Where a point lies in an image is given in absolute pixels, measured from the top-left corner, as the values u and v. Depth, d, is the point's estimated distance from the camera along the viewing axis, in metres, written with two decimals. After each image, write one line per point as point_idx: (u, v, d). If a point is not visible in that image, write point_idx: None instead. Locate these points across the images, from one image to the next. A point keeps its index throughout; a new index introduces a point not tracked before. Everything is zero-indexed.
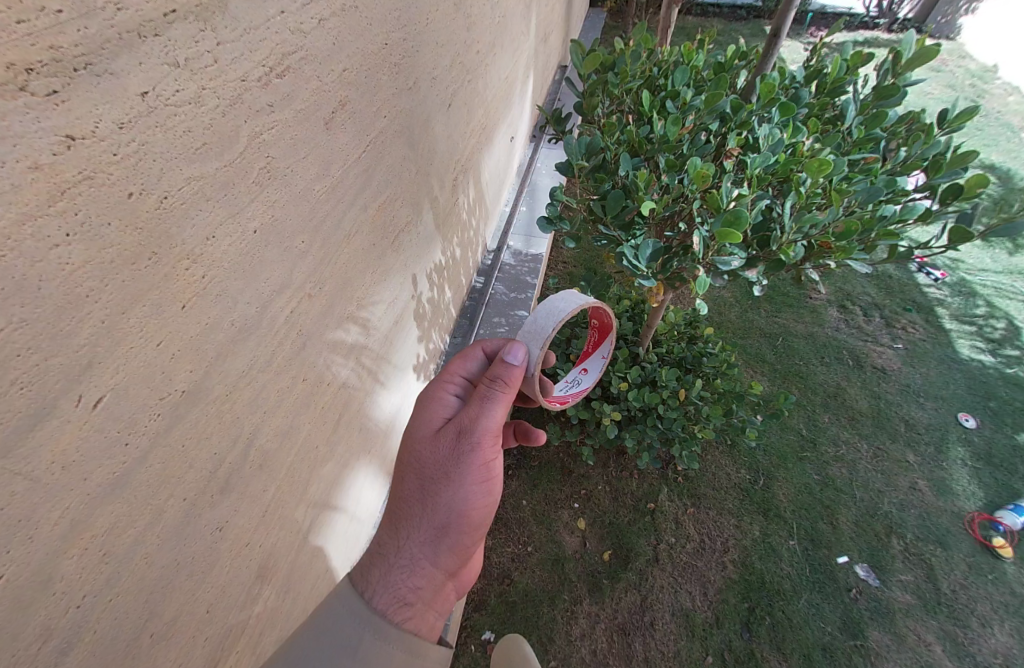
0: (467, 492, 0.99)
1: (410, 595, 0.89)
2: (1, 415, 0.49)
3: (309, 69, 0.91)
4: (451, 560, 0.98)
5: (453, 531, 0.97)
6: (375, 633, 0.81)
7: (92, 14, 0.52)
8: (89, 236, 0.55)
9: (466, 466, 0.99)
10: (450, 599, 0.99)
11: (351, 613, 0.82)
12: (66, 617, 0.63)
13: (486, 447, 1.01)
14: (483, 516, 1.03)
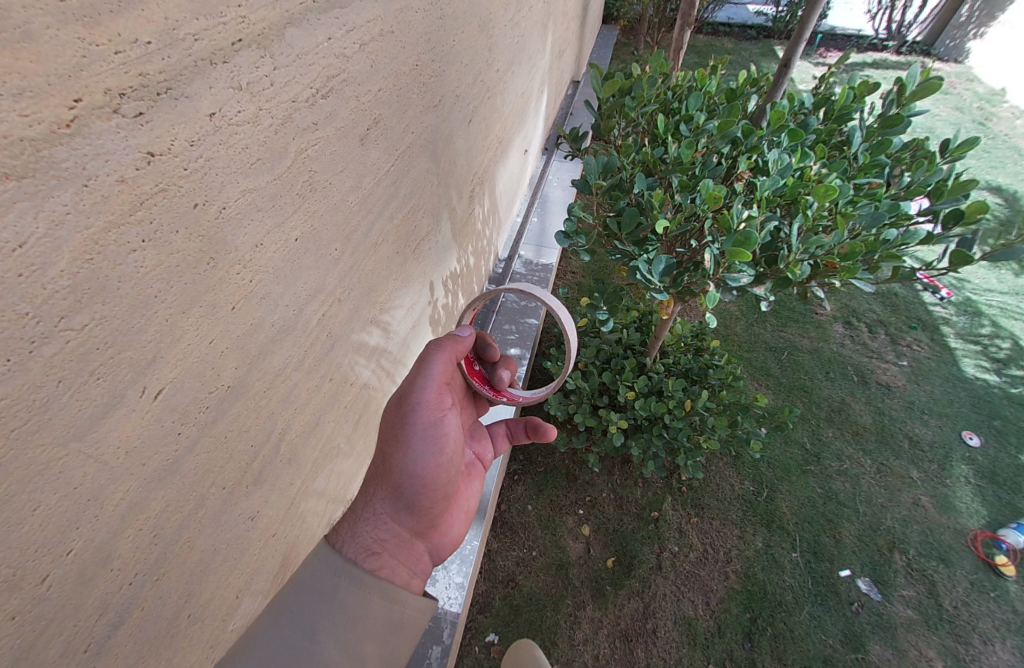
0: (413, 452, 1.12)
1: (375, 546, 1.02)
2: (78, 402, 0.53)
3: (349, 90, 0.92)
4: (408, 517, 1.11)
5: (405, 489, 1.11)
6: (351, 581, 0.93)
7: (174, 44, 0.55)
8: (159, 241, 0.58)
9: (410, 429, 1.12)
10: (422, 556, 1.12)
11: (328, 567, 0.93)
12: (119, 593, 0.66)
13: (426, 408, 1.14)
14: (435, 475, 1.15)
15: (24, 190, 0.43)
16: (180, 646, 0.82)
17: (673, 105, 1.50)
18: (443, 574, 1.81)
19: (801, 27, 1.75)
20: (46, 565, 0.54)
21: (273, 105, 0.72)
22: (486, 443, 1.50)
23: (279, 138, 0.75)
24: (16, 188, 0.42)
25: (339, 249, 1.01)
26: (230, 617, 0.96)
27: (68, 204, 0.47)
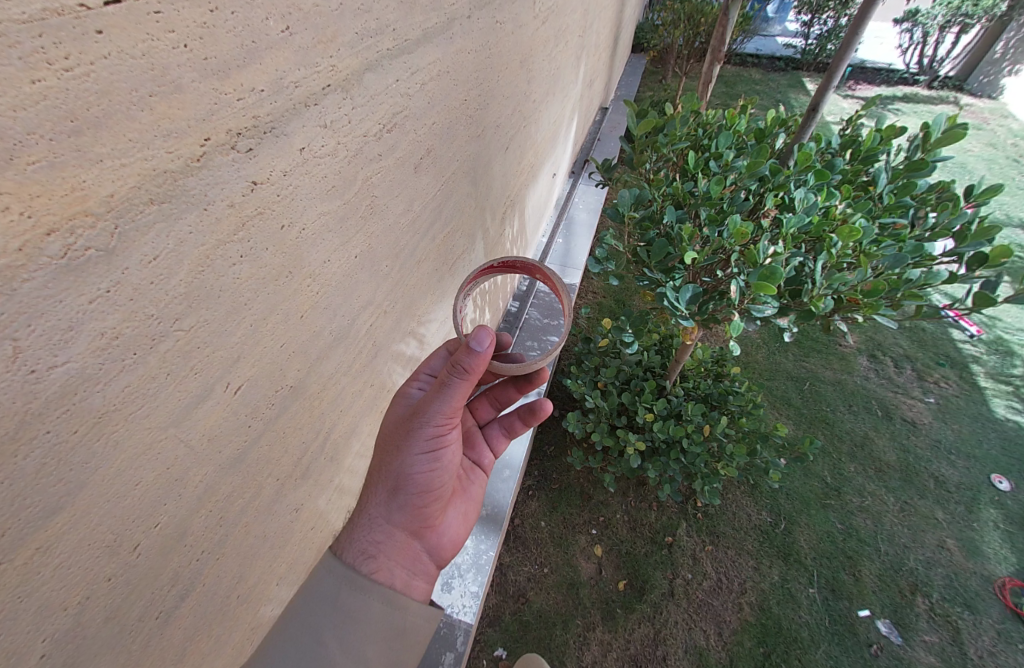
0: (416, 462, 1.05)
1: (371, 549, 1.01)
2: (180, 394, 0.62)
3: (408, 124, 1.02)
4: (409, 519, 1.08)
5: (405, 494, 1.06)
6: (352, 584, 0.96)
7: (280, 91, 0.64)
8: (253, 258, 0.67)
9: (415, 440, 1.04)
10: (420, 557, 1.09)
11: (329, 571, 0.96)
12: (188, 568, 0.74)
13: (438, 426, 1.03)
14: (439, 482, 1.09)
15: (163, 212, 0.52)
16: (226, 623, 0.89)
17: (703, 141, 1.58)
18: (457, 583, 1.84)
19: (831, 70, 1.82)
20: (137, 535, 0.63)
21: (349, 139, 0.82)
22: (484, 444, 1.47)
23: (350, 168, 0.84)
24: (156, 212, 0.52)
25: (388, 266, 1.10)
26: (268, 603, 1.04)
27: (192, 226, 0.56)
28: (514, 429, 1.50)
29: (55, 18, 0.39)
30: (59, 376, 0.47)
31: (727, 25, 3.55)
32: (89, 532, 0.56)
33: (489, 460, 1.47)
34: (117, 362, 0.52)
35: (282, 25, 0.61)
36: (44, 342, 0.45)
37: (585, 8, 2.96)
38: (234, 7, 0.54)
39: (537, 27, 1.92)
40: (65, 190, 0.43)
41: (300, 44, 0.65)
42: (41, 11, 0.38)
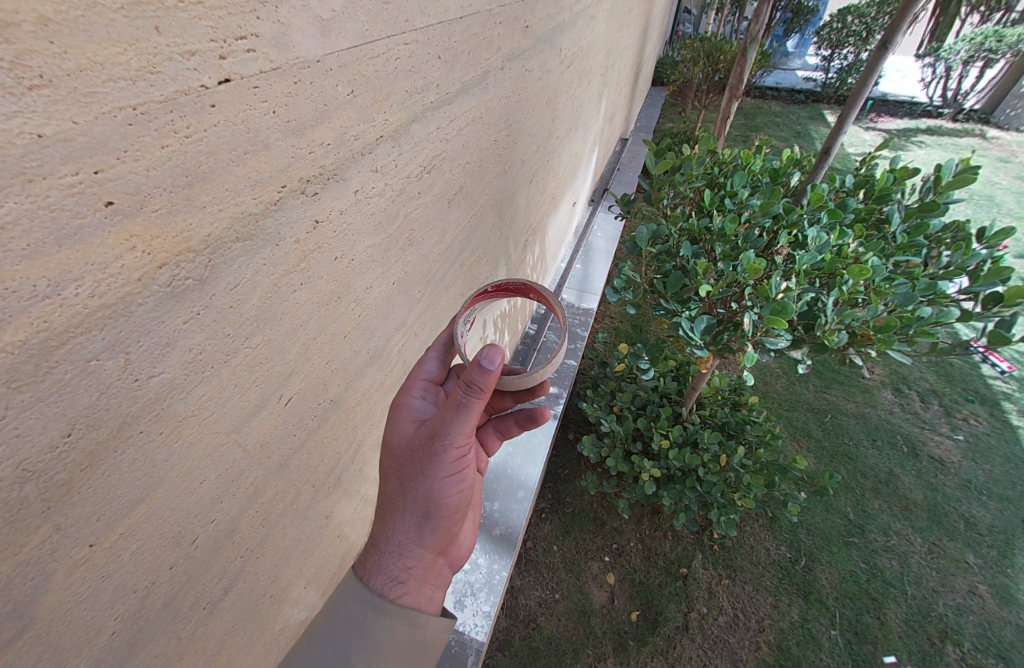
0: (442, 484, 0.96)
1: (402, 574, 0.95)
2: (243, 404, 0.70)
3: (443, 164, 1.14)
4: (438, 539, 1.01)
5: (435, 516, 0.98)
6: (377, 611, 0.91)
7: (342, 144, 0.75)
8: (310, 285, 0.77)
9: (439, 463, 0.95)
10: (444, 571, 1.04)
11: (355, 596, 0.92)
12: (233, 563, 0.81)
13: (460, 445, 0.95)
14: (464, 497, 1.03)
15: (245, 248, 0.62)
16: (257, 622, 0.95)
17: (718, 180, 1.66)
18: (470, 603, 1.86)
19: (847, 110, 1.89)
20: (196, 529, 0.71)
21: (395, 180, 0.93)
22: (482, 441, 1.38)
23: (394, 205, 0.96)
24: (241, 248, 0.61)
25: (420, 291, 1.20)
26: (296, 604, 1.10)
27: (265, 259, 0.66)
28: (508, 429, 1.40)
29: (184, 98, 0.49)
30: (155, 385, 0.56)
31: (745, 64, 3.69)
32: (160, 523, 0.64)
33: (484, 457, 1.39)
34: (199, 374, 0.61)
35: (348, 90, 0.74)
36: (148, 356, 0.54)
37: (608, 49, 3.13)
38: (314, 78, 0.66)
39: (562, 71, 2.06)
40: (176, 231, 0.53)
41: (361, 104, 0.78)
42: (175, 92, 0.48)
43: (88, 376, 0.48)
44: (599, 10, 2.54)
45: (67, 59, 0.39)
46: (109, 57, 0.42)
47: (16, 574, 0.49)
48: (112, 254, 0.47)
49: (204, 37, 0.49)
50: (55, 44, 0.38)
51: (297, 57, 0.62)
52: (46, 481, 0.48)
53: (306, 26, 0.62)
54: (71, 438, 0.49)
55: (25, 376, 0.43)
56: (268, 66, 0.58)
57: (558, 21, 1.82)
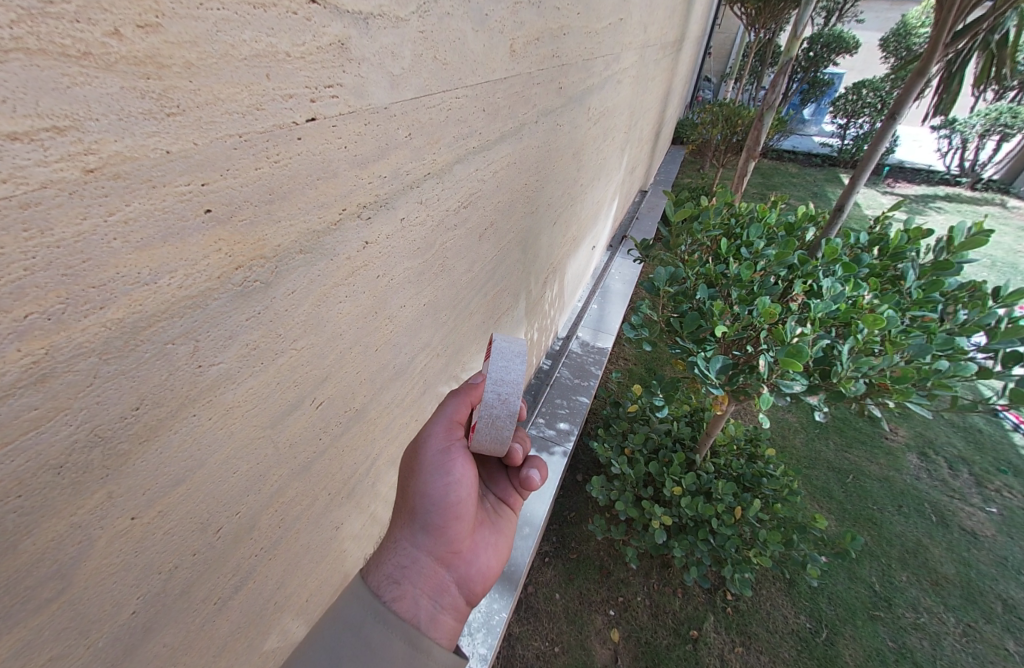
0: (431, 479, 1.01)
1: (396, 574, 0.94)
2: (281, 402, 0.76)
3: (476, 202, 1.26)
4: (437, 542, 1.00)
5: (428, 514, 1.00)
6: (376, 617, 0.86)
7: (394, 177, 0.86)
8: (353, 298, 0.85)
9: (426, 456, 1.03)
10: (448, 585, 0.99)
11: (357, 598, 0.88)
12: (247, 562, 0.83)
13: (441, 436, 1.03)
14: (459, 497, 1.02)
15: (306, 260, 0.70)
16: (254, 631, 0.95)
17: (734, 231, 1.75)
18: (467, 643, 1.78)
19: (858, 172, 1.98)
20: (222, 520, 0.73)
21: (436, 213, 1.05)
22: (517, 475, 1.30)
23: (432, 235, 1.07)
24: (303, 259, 0.70)
25: (446, 315, 1.28)
26: (295, 618, 1.09)
27: (320, 271, 0.74)
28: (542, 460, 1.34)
29: (278, 130, 0.59)
30: (214, 373, 0.61)
31: (762, 128, 3.89)
32: (193, 508, 0.67)
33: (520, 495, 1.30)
34: (249, 368, 0.67)
35: (406, 133, 0.86)
36: (213, 345, 0.60)
37: (633, 110, 3.37)
38: (380, 122, 0.78)
39: (590, 127, 2.23)
40: (253, 240, 0.61)
41: (415, 145, 0.90)
42: (272, 125, 0.58)
43: (162, 357, 0.54)
44: (627, 76, 2.77)
45: (199, 95, 0.49)
46: (229, 95, 0.52)
47: (67, 534, 0.52)
48: (202, 253, 0.55)
49: (302, 84, 0.60)
50: (192, 83, 0.49)
51: (369, 104, 0.74)
52: (110, 447, 0.53)
53: (380, 80, 0.75)
54: (137, 412, 0.54)
55: (113, 349, 0.49)
56: (347, 110, 0.70)
57: (589, 84, 2.00)
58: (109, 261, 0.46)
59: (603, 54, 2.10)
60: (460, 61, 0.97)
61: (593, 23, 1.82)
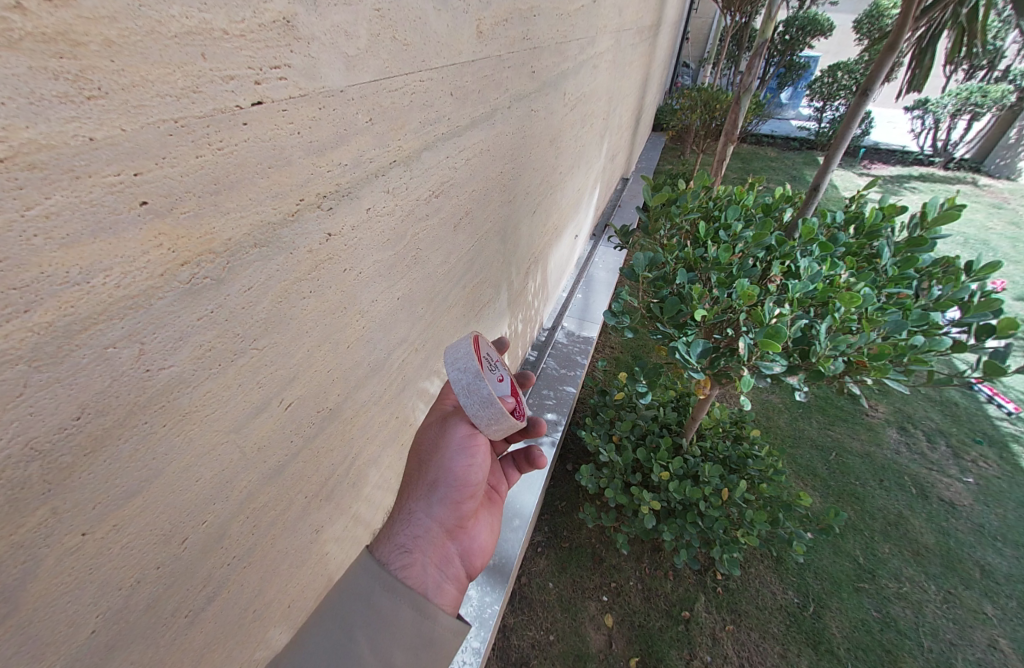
0: (455, 456, 1.03)
1: (409, 543, 0.95)
2: (245, 404, 0.73)
3: (449, 191, 1.22)
4: (447, 515, 1.03)
5: (445, 489, 1.02)
6: (385, 588, 0.87)
7: (357, 166, 0.83)
8: (319, 293, 0.81)
9: (452, 434, 1.03)
10: (453, 557, 1.02)
11: (366, 571, 0.89)
12: (220, 571, 0.80)
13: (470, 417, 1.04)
14: (475, 477, 1.05)
15: (261, 253, 0.67)
16: (233, 641, 0.92)
17: (712, 214, 1.75)
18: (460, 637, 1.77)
19: (831, 151, 1.98)
20: (188, 530, 0.70)
21: (405, 202, 1.02)
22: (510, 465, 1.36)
23: (402, 226, 1.04)
24: (257, 253, 0.66)
25: (423, 308, 1.25)
26: (278, 625, 1.06)
27: (279, 266, 0.71)
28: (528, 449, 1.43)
29: (220, 115, 0.56)
30: (165, 376, 0.58)
31: (739, 112, 3.89)
32: (152, 519, 0.64)
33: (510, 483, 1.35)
34: (205, 370, 0.63)
35: (366, 118, 0.82)
36: (161, 348, 0.56)
37: (611, 96, 3.34)
38: (337, 105, 0.74)
39: (567, 113, 2.20)
40: (201, 234, 0.57)
41: (378, 131, 0.86)
42: (213, 110, 0.55)
43: (104, 362, 0.51)
44: (603, 61, 2.74)
45: (124, 76, 0.45)
46: (160, 76, 0.48)
47: (8, 556, 0.49)
48: (141, 248, 0.51)
49: (243, 64, 0.57)
50: (115, 63, 0.44)
51: (323, 87, 0.70)
52: (50, 462, 0.49)
53: (333, 61, 0.71)
54: (79, 422, 0.50)
55: (46, 355, 0.45)
56: (298, 93, 0.66)
57: (563, 69, 1.97)
58: (30, 258, 0.42)
59: (577, 38, 2.07)
60: (423, 42, 0.94)
61: (565, 6, 1.78)
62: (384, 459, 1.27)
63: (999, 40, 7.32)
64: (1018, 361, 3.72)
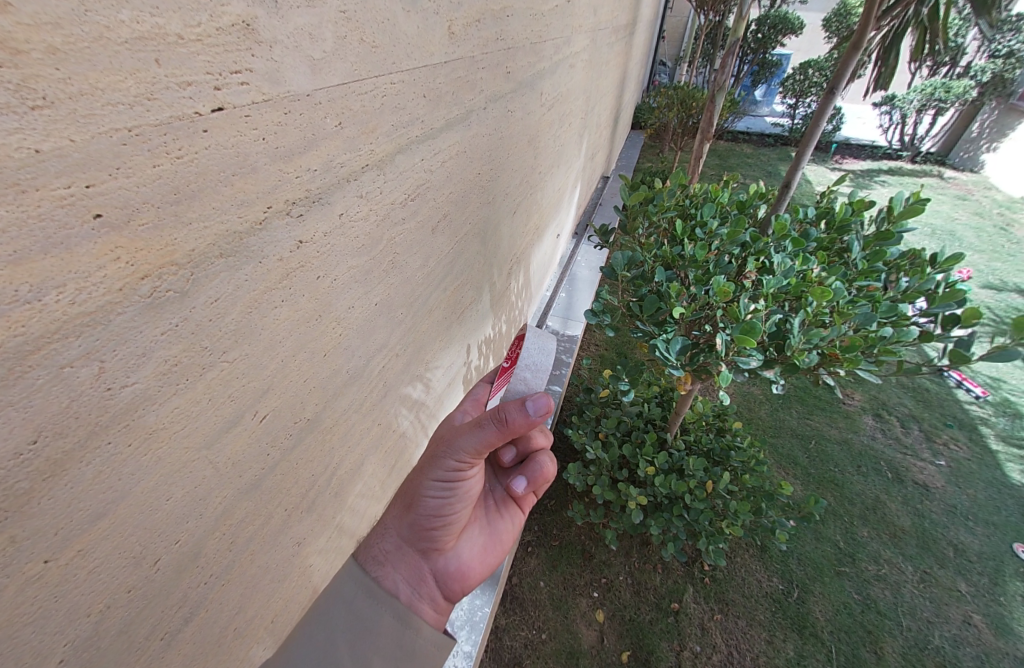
0: (431, 487, 0.97)
1: (381, 556, 1.01)
2: (217, 418, 0.71)
3: (425, 194, 1.21)
4: (419, 537, 1.02)
5: (417, 514, 1.00)
6: (367, 595, 0.95)
7: (327, 171, 0.81)
8: (290, 302, 0.80)
9: (436, 466, 0.95)
10: (426, 578, 1.01)
11: (350, 577, 0.96)
12: (195, 591, 0.78)
13: (458, 459, 0.93)
14: (449, 510, 1.01)
15: (228, 264, 0.65)
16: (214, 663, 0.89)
17: (689, 212, 1.77)
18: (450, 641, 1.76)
19: (801, 147, 2.02)
20: (159, 550, 0.68)
21: (379, 207, 1.00)
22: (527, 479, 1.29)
23: (377, 231, 1.02)
24: (223, 263, 0.64)
25: (402, 313, 1.23)
26: (260, 641, 1.04)
27: (248, 275, 0.69)
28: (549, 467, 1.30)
29: (177, 122, 0.54)
30: (127, 395, 0.56)
31: (714, 109, 3.95)
32: (121, 542, 0.61)
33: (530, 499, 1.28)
34: (172, 385, 0.61)
35: (336, 122, 0.80)
36: (123, 365, 0.54)
37: (588, 95, 3.36)
38: (303, 110, 0.73)
39: (544, 113, 2.20)
40: (160, 246, 0.55)
41: (348, 135, 0.85)
42: (169, 118, 0.53)
43: (60, 383, 0.48)
44: (579, 61, 2.75)
45: (70, 84, 0.43)
46: (110, 84, 0.46)
47: None
48: (96, 263, 0.49)
49: (201, 70, 0.55)
50: (60, 71, 0.42)
51: (288, 91, 0.69)
52: (6, 489, 0.46)
53: (297, 64, 0.69)
54: (36, 446, 0.48)
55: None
56: (260, 98, 0.64)
57: (539, 69, 1.97)
58: None
59: (552, 38, 2.07)
60: (392, 44, 0.92)
61: (538, 6, 1.78)
62: (366, 467, 1.25)
63: (960, 38, 7.59)
64: (982, 347, 3.89)
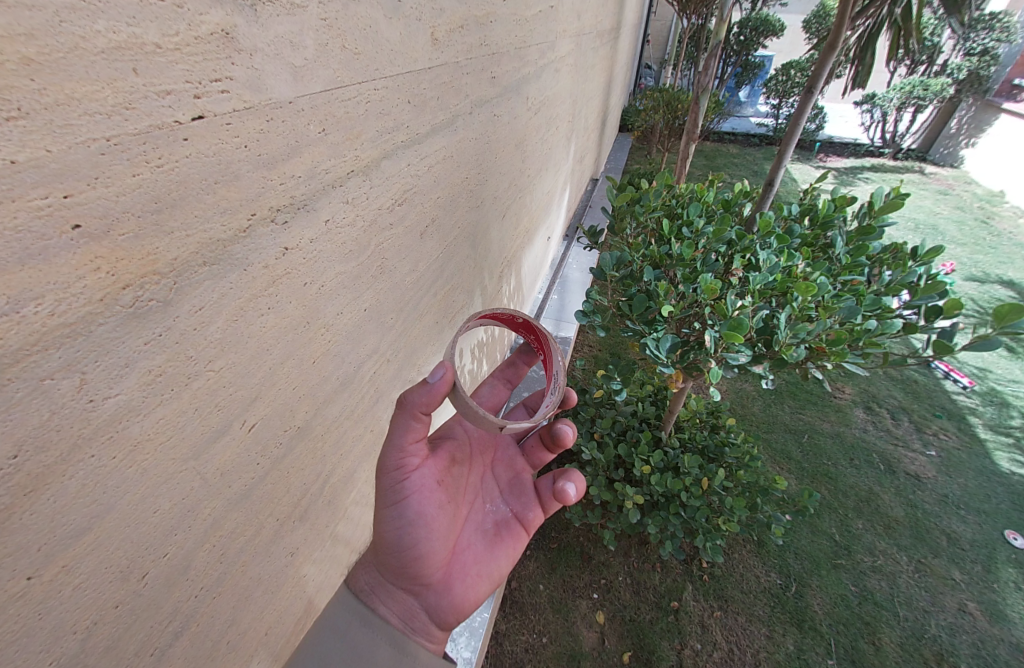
0: (384, 519, 0.99)
1: (371, 587, 1.00)
2: (204, 429, 0.70)
3: (412, 199, 1.21)
4: (397, 576, 1.02)
5: (384, 552, 1.00)
6: (362, 621, 0.94)
7: (312, 178, 0.81)
8: (277, 309, 0.79)
9: (379, 491, 0.99)
10: (413, 613, 1.01)
11: (343, 605, 0.95)
12: (186, 605, 0.77)
13: (389, 471, 0.98)
14: (416, 543, 1.01)
15: (211, 272, 0.64)
16: None
17: (675, 210, 1.79)
18: (450, 649, 1.75)
19: (784, 145, 2.05)
20: (148, 564, 0.67)
21: (366, 212, 1.00)
22: (528, 497, 1.28)
23: (364, 236, 1.02)
24: (207, 271, 0.64)
25: (392, 318, 1.23)
26: (255, 654, 1.02)
27: (232, 283, 0.69)
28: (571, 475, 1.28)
29: (156, 131, 0.54)
30: (111, 407, 0.55)
31: (699, 111, 4.00)
32: (106, 556, 0.60)
33: (534, 517, 1.27)
34: (157, 395, 0.61)
35: (319, 129, 0.80)
36: (105, 376, 0.53)
37: (575, 99, 3.39)
38: (285, 117, 0.73)
39: (530, 117, 2.21)
40: (142, 255, 0.55)
41: (332, 141, 0.84)
42: (148, 126, 0.53)
43: (40, 395, 0.48)
44: (564, 65, 2.78)
45: (45, 95, 0.43)
46: (87, 94, 0.46)
47: None
48: (75, 273, 0.48)
49: (180, 79, 0.55)
50: (34, 82, 0.42)
51: (269, 98, 0.69)
52: None
53: (278, 72, 0.69)
54: (16, 460, 0.47)
55: None
56: (242, 106, 0.64)
57: (524, 73, 1.98)
58: None
59: (536, 43, 2.08)
60: (374, 51, 0.93)
61: (521, 11, 1.79)
62: (359, 474, 1.24)
63: (936, 37, 7.76)
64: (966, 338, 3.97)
